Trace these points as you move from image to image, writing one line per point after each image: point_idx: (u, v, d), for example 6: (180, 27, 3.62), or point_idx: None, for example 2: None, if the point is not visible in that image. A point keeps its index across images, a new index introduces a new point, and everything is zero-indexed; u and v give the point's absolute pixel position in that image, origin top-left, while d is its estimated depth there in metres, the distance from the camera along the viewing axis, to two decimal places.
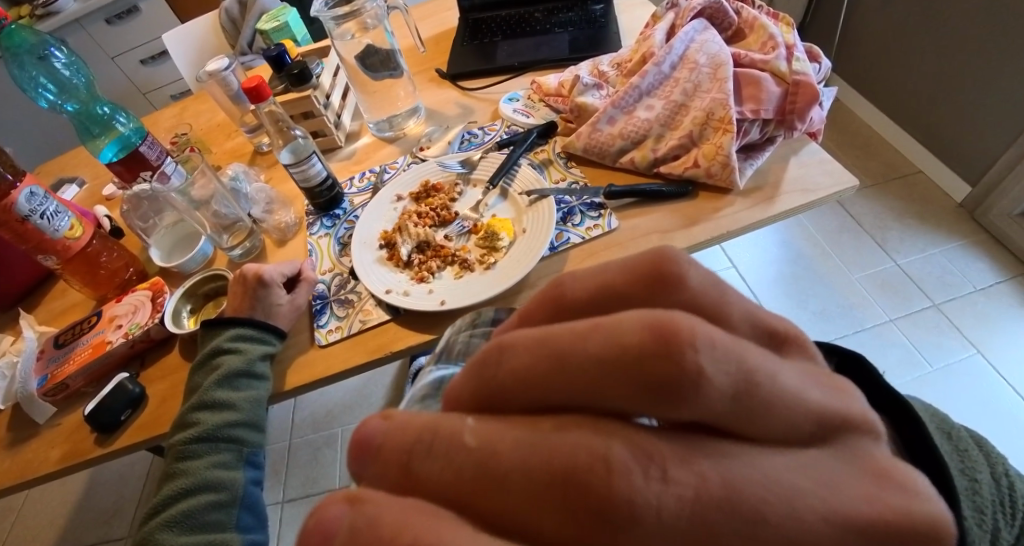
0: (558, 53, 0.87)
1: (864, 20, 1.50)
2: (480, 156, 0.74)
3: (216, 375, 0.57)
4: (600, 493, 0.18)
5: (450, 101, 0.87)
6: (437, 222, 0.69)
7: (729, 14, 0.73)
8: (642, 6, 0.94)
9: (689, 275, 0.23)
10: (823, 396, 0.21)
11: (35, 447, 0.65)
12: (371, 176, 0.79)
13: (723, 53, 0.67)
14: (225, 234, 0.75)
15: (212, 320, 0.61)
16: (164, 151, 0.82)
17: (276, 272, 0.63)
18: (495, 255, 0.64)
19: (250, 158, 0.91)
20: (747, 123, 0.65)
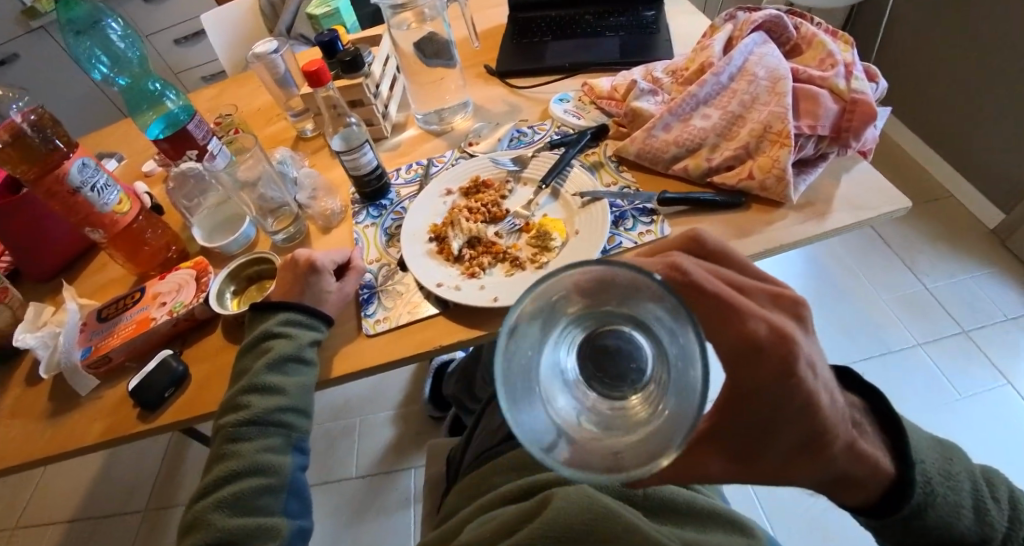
0: (608, 56, 0.87)
1: (903, 42, 1.52)
2: (532, 154, 0.75)
3: (266, 358, 0.56)
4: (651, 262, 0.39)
5: (497, 98, 0.88)
6: (487, 219, 0.70)
7: (788, 29, 0.74)
8: (693, 14, 0.94)
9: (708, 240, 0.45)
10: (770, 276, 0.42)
11: (79, 417, 0.68)
12: (419, 168, 0.81)
13: (782, 67, 0.69)
14: (270, 217, 0.78)
15: (257, 303, 0.60)
16: (211, 131, 0.85)
17: (327, 257, 0.63)
18: (547, 255, 0.64)
19: (291, 143, 0.95)
20: (803, 138, 0.67)
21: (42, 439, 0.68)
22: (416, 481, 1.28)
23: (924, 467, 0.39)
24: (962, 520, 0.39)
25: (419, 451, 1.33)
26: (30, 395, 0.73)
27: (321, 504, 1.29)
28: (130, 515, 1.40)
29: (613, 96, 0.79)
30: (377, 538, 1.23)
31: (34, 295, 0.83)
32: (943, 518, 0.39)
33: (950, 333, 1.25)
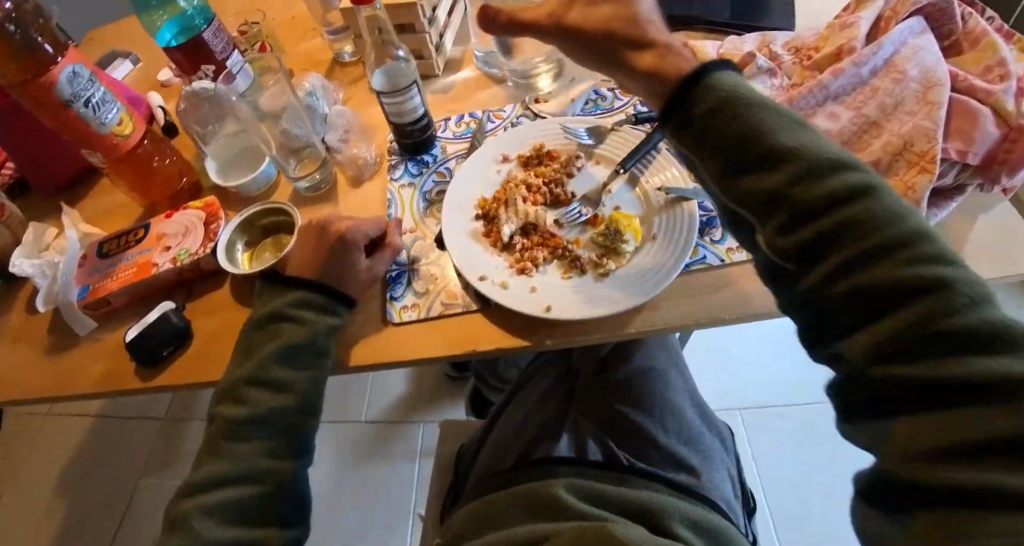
0: (718, 14, 0.79)
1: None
2: (611, 128, 0.64)
3: (273, 345, 0.48)
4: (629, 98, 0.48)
5: None
6: (548, 202, 0.60)
7: (954, 19, 0.63)
8: None
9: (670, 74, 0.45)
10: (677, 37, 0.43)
11: (76, 363, 0.61)
12: (470, 122, 0.72)
13: (938, 71, 0.58)
14: (293, 159, 0.70)
15: (269, 274, 0.52)
16: (230, 43, 0.75)
17: (360, 229, 0.53)
18: (616, 260, 0.54)
19: (328, 68, 0.85)
20: (951, 163, 0.57)
21: (34, 375, 0.62)
22: (426, 435, 1.26)
23: (804, 158, 0.34)
24: (783, 136, 0.35)
25: (433, 406, 1.29)
26: (27, 324, 0.66)
27: (328, 444, 1.29)
28: (144, 422, 1.41)
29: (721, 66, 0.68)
30: (382, 484, 1.23)
31: (38, 210, 0.78)
32: (762, 129, 0.35)
33: None
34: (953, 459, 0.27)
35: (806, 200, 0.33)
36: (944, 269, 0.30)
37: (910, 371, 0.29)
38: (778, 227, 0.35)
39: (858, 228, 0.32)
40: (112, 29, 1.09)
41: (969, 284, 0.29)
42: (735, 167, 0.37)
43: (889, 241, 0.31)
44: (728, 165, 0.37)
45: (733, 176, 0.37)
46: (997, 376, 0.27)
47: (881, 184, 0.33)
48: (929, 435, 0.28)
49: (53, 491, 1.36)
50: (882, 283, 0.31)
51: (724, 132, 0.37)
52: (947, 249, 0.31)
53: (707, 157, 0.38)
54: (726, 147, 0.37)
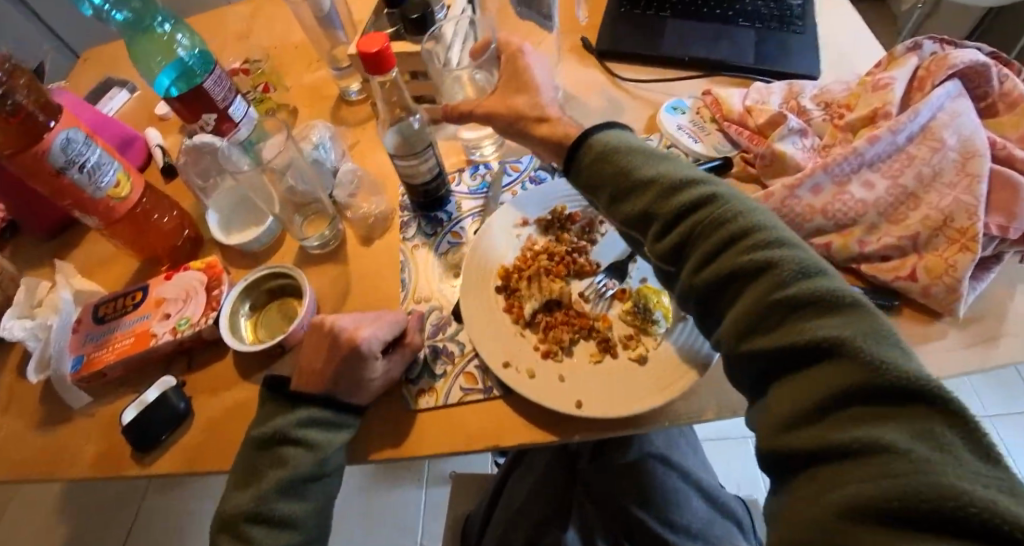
0: (741, 57, 0.74)
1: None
2: None
3: (279, 474, 0.45)
4: None
5: (594, 87, 0.75)
6: (571, 272, 0.57)
7: (991, 81, 0.60)
8: (844, 18, 0.79)
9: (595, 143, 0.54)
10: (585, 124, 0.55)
11: (70, 438, 0.58)
12: (486, 174, 0.69)
13: (978, 140, 0.56)
14: (302, 215, 0.67)
15: (276, 388, 0.48)
16: (233, 89, 0.73)
17: (374, 335, 0.49)
18: (647, 341, 0.51)
19: (334, 105, 0.82)
20: (992, 239, 0.55)
21: (25, 450, 0.58)
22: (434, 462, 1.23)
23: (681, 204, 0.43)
24: (645, 170, 0.46)
25: None
26: (17, 390, 0.63)
27: None
28: None
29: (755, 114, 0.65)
30: (389, 513, 1.20)
31: (31, 255, 0.74)
32: (629, 168, 0.47)
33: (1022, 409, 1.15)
34: (812, 415, 0.32)
35: (669, 214, 0.44)
36: (777, 251, 0.37)
37: (763, 342, 0.36)
38: (657, 237, 0.45)
39: (708, 229, 0.41)
40: (107, 52, 1.05)
41: (798, 258, 0.37)
42: (618, 200, 0.48)
43: (731, 235, 0.40)
44: (613, 196, 0.48)
45: (620, 206, 0.48)
46: (880, 385, 0.30)
47: (726, 192, 0.43)
48: (786, 397, 0.34)
49: (49, 508, 1.32)
50: (733, 271, 0.39)
51: (603, 173, 0.49)
52: (784, 236, 0.39)
53: (599, 195, 0.50)
54: (609, 185, 0.49)
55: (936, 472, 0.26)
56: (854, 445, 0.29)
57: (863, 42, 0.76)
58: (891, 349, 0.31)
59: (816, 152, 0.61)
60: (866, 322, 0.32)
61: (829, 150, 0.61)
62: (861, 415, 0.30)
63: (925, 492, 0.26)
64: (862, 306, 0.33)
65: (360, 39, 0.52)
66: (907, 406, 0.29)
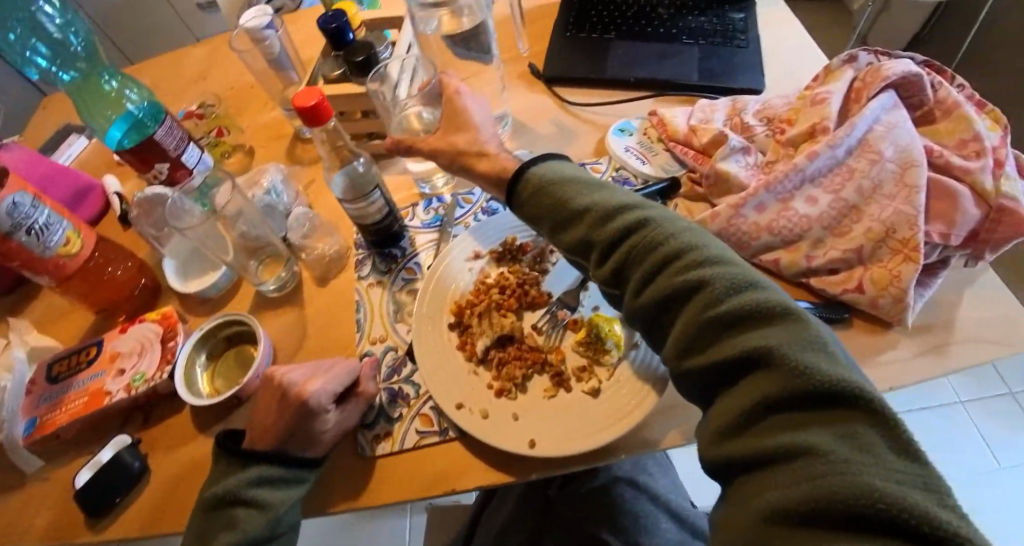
0: (686, 74, 0.75)
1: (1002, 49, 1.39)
2: None
3: (230, 537, 0.44)
4: None
5: (544, 114, 0.77)
6: (523, 305, 0.57)
7: (925, 90, 0.61)
8: (786, 25, 0.82)
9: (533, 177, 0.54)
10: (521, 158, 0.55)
11: (25, 504, 0.57)
12: (439, 208, 0.69)
13: (915, 150, 0.57)
14: (257, 259, 0.67)
15: (227, 447, 0.48)
16: (185, 136, 0.73)
17: (324, 387, 0.48)
18: (600, 371, 0.51)
19: (290, 143, 0.82)
20: (934, 246, 0.56)
21: None
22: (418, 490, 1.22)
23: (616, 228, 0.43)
24: (580, 198, 0.46)
25: None
26: None
27: None
28: None
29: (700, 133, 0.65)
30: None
31: None
32: (564, 197, 0.47)
33: (996, 394, 1.16)
34: (745, 427, 0.32)
35: (607, 240, 0.43)
36: (709, 269, 0.37)
37: (699, 360, 0.36)
38: (597, 262, 0.45)
39: (643, 252, 0.41)
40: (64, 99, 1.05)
41: (729, 274, 0.37)
42: (558, 228, 0.48)
43: (665, 257, 0.40)
44: (553, 225, 0.48)
45: (561, 234, 0.48)
46: (803, 394, 0.30)
47: (657, 212, 0.43)
48: (724, 410, 0.34)
49: None
50: (671, 294, 0.38)
51: (540, 203, 0.49)
52: (714, 251, 0.39)
53: (538, 223, 0.49)
54: (547, 215, 0.48)
55: (854, 473, 0.27)
56: (780, 454, 0.30)
57: (808, 58, 0.77)
58: (815, 356, 0.31)
59: (760, 168, 0.63)
60: (790, 332, 0.33)
61: (773, 166, 0.62)
62: (794, 422, 0.30)
63: (845, 495, 0.26)
64: (790, 315, 0.34)
65: (295, 94, 0.52)
66: (831, 410, 0.30)
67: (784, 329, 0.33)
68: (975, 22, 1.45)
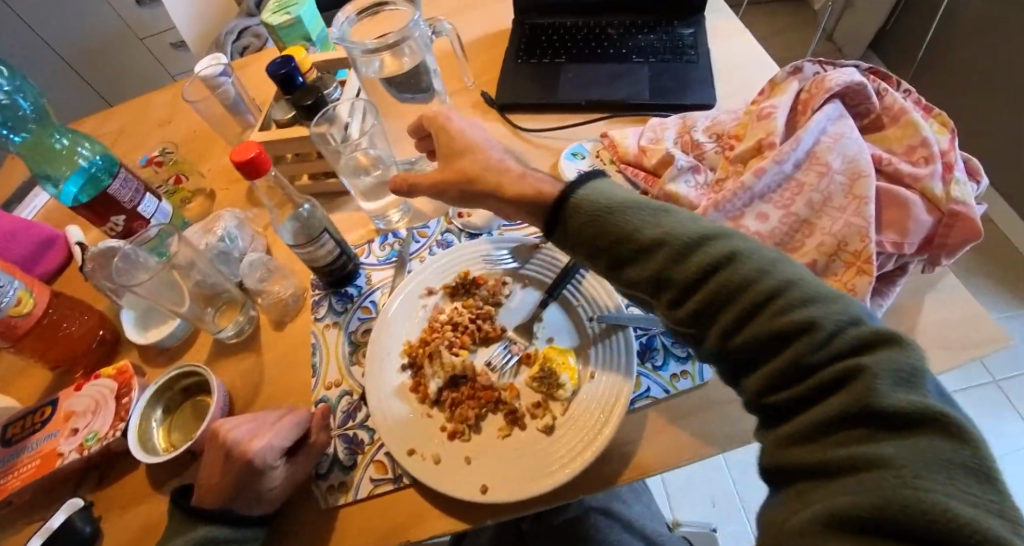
0: (637, 93, 0.79)
1: (966, 40, 1.43)
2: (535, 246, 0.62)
3: None
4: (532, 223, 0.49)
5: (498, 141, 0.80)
6: (477, 340, 0.56)
7: (871, 98, 0.61)
8: (732, 39, 0.87)
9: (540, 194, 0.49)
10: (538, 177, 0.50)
11: None
12: (394, 243, 0.70)
13: (862, 159, 0.57)
14: (214, 306, 0.66)
15: (178, 505, 0.47)
16: (142, 187, 0.73)
17: (268, 443, 0.47)
18: (555, 406, 0.50)
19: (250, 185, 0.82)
20: (888, 256, 0.56)
21: None
22: None
23: (694, 264, 0.37)
24: (648, 230, 0.39)
25: None
26: None
27: None
28: None
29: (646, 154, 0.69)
30: None
31: None
32: (631, 230, 0.40)
33: (979, 382, 1.15)
34: (812, 436, 0.31)
35: (682, 279, 0.37)
36: (811, 309, 0.32)
37: (782, 393, 0.33)
38: (670, 302, 0.38)
39: (733, 294, 0.35)
40: None
41: (836, 317, 0.32)
42: (622, 265, 0.41)
43: (759, 298, 0.34)
44: (612, 260, 0.41)
45: (622, 271, 0.41)
46: (885, 415, 0.29)
47: (744, 243, 0.36)
48: (795, 425, 0.32)
49: None
50: (762, 338, 0.34)
51: (593, 232, 0.42)
52: (814, 287, 0.34)
53: (590, 254, 0.43)
54: (606, 250, 0.41)
55: (925, 491, 0.26)
56: (848, 467, 0.28)
57: (756, 72, 0.81)
58: (907, 386, 0.29)
59: (709, 187, 0.63)
60: (885, 359, 0.30)
61: (723, 184, 0.62)
62: (863, 435, 0.29)
63: (918, 517, 0.25)
64: (895, 344, 0.30)
65: (232, 150, 0.51)
66: (911, 431, 0.28)
67: (876, 350, 0.31)
68: (937, 15, 1.51)
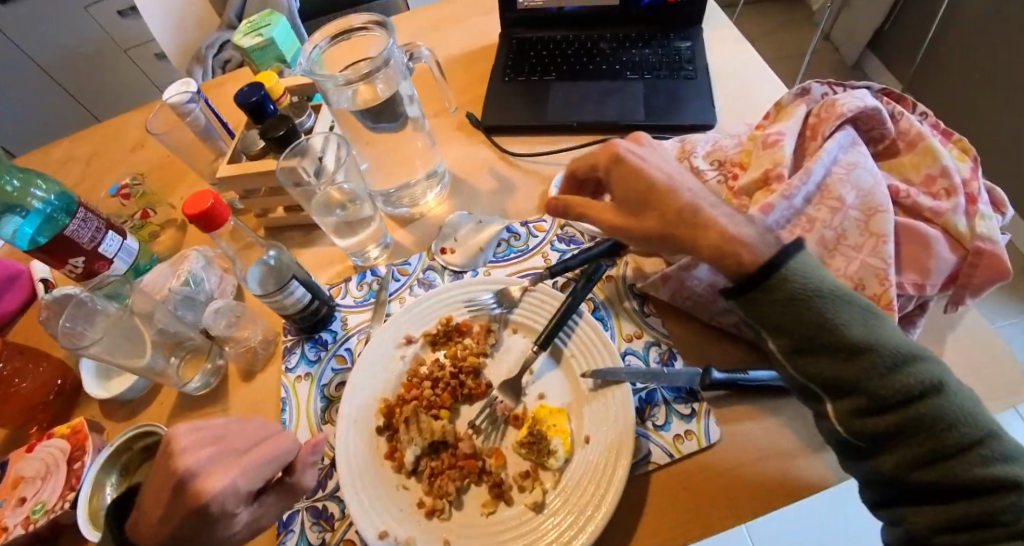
0: (632, 113, 0.74)
1: (967, 41, 1.39)
2: (521, 290, 0.58)
3: None
4: (679, 223, 0.45)
5: (483, 166, 0.75)
6: (461, 398, 0.53)
7: (885, 123, 0.56)
8: (729, 52, 0.82)
9: (686, 202, 0.45)
10: (689, 185, 0.47)
11: None
12: (372, 281, 0.65)
13: (879, 192, 0.52)
14: (178, 354, 0.61)
15: None
16: (104, 224, 0.68)
17: (229, 485, 0.42)
18: (544, 477, 0.47)
19: None
20: (909, 298, 0.51)
21: None
22: None
23: (908, 381, 0.38)
24: (856, 330, 0.39)
25: None
26: None
27: None
28: None
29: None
30: None
31: None
32: (839, 324, 0.39)
33: None
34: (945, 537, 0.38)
35: (887, 397, 0.39)
36: (1008, 466, 0.37)
37: (933, 489, 0.39)
38: (858, 405, 0.39)
39: (936, 422, 0.38)
40: None
41: None
42: (813, 354, 0.40)
43: (965, 441, 0.38)
44: (804, 346, 0.40)
45: (814, 359, 0.40)
46: None
47: (947, 377, 0.39)
48: (929, 524, 0.39)
49: None
50: (948, 474, 0.38)
51: (799, 317, 0.40)
52: (1008, 441, 0.39)
53: (774, 333, 0.42)
54: (797, 332, 0.40)
55: None
56: None
57: (754, 88, 0.77)
58: None
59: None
60: None
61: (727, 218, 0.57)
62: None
63: None
64: None
65: (184, 200, 0.47)
66: None
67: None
68: (936, 17, 1.47)
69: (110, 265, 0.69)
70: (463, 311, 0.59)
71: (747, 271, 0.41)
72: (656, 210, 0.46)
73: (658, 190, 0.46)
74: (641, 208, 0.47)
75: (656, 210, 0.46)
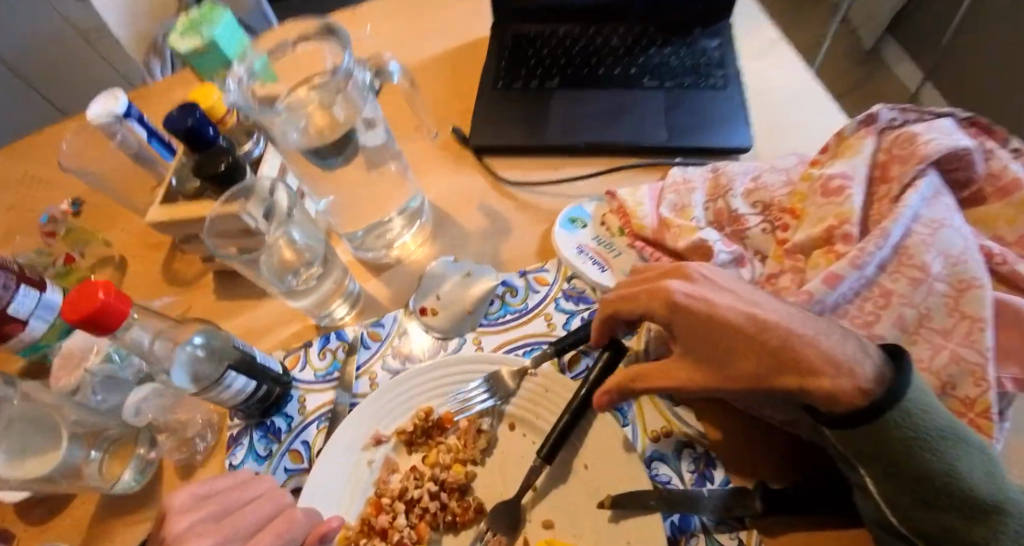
0: (649, 133, 0.61)
1: (994, 31, 1.27)
2: (517, 378, 0.48)
3: None
4: (782, 370, 0.34)
5: (473, 198, 0.63)
6: (443, 524, 0.44)
7: (976, 166, 0.45)
8: (761, 57, 0.70)
9: (782, 334, 0.35)
10: (771, 312, 0.36)
11: None
12: (338, 348, 0.55)
13: (973, 260, 0.40)
14: (100, 446, 0.47)
15: None
16: (14, 276, 0.53)
17: None
18: None
19: (166, 257, 0.66)
20: (1008, 399, 0.39)
21: None
22: None
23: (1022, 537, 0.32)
24: (975, 480, 0.32)
25: None
26: None
27: None
28: None
29: (677, 234, 0.52)
30: None
31: None
32: (950, 471, 0.32)
33: None
34: None
35: None
36: None
37: None
38: None
39: None
40: None
41: None
42: (924, 503, 0.33)
43: None
44: (910, 493, 0.33)
45: (922, 508, 0.33)
46: None
47: None
48: None
49: None
50: None
51: (907, 461, 0.33)
52: None
53: (871, 474, 0.34)
54: (904, 479, 0.33)
55: None
56: None
57: (791, 103, 0.65)
58: None
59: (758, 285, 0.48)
60: None
61: (776, 280, 0.47)
62: None
63: None
64: None
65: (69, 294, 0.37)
66: None
67: None
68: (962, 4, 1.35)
69: (26, 326, 0.54)
70: (447, 401, 0.49)
71: (849, 407, 0.33)
72: (740, 351, 0.36)
73: (739, 325, 0.36)
74: (721, 345, 0.37)
75: (741, 352, 0.36)
